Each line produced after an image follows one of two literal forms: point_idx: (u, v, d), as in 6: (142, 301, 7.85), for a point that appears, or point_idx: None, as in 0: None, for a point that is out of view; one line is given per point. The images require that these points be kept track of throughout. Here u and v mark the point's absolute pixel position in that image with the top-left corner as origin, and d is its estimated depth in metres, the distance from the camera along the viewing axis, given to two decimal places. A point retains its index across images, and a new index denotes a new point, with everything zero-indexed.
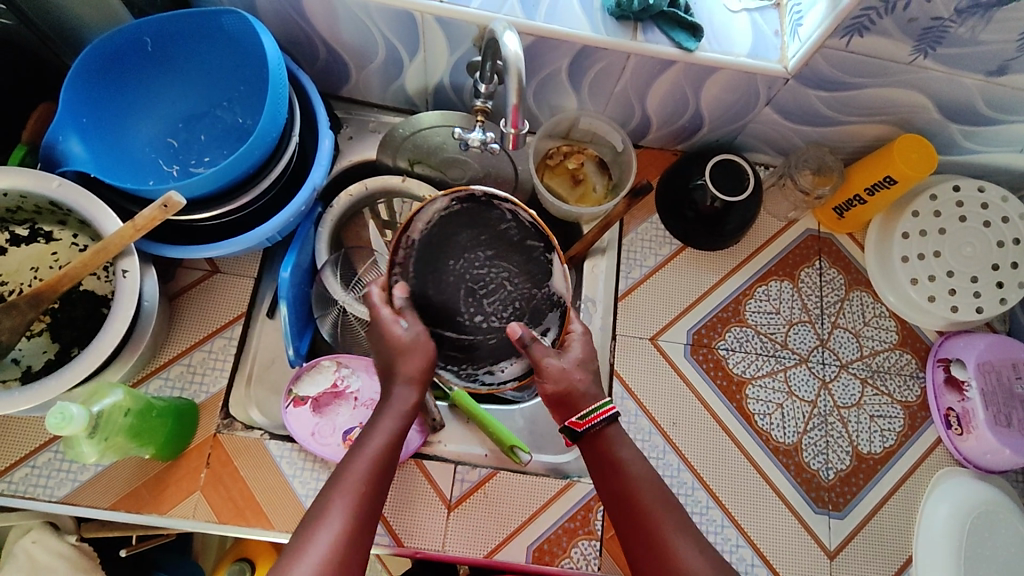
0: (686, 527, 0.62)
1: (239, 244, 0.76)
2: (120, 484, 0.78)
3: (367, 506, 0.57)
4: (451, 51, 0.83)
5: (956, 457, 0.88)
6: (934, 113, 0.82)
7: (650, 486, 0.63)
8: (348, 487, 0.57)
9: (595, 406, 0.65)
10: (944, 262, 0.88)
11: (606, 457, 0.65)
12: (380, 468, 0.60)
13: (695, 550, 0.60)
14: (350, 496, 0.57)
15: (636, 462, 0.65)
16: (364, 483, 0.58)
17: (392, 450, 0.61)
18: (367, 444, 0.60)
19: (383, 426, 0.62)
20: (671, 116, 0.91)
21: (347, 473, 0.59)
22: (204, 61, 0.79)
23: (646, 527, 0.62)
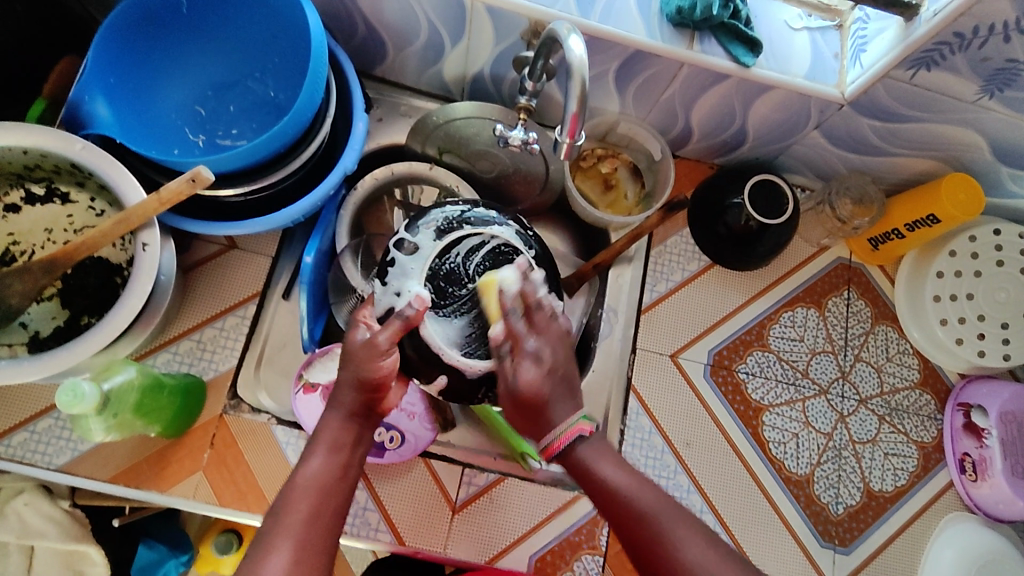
0: (684, 521, 0.57)
1: (263, 224, 0.74)
2: (121, 457, 0.76)
3: (315, 528, 0.53)
4: (497, 42, 0.79)
5: (966, 502, 0.87)
6: (986, 153, 0.80)
7: (631, 493, 0.58)
8: (290, 512, 0.53)
9: (566, 426, 0.58)
10: (976, 304, 0.86)
11: (582, 471, 0.59)
12: (329, 488, 0.56)
13: (693, 542, 0.56)
14: (295, 522, 0.53)
15: (615, 472, 0.59)
16: (309, 505, 0.54)
17: (339, 469, 0.57)
18: (308, 467, 0.57)
19: (323, 443, 0.58)
20: (714, 130, 0.88)
21: (290, 496, 0.55)
22: (238, 28, 0.76)
23: (637, 536, 0.57)
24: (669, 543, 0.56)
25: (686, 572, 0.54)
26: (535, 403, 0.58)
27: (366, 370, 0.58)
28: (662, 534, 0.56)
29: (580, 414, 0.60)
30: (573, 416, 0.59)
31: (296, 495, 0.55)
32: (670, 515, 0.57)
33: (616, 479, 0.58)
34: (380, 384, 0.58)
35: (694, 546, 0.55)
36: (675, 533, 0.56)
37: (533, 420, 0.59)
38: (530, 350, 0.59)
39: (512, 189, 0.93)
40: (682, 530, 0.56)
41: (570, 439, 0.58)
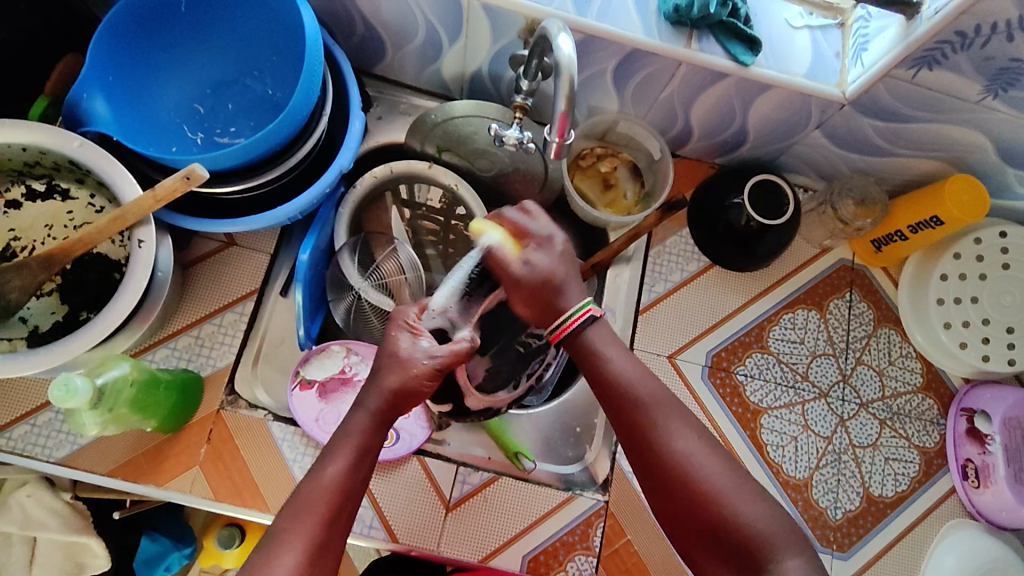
0: (677, 412, 0.60)
1: (260, 222, 0.74)
2: (118, 451, 0.77)
3: (326, 534, 0.53)
4: (495, 40, 0.79)
5: (968, 509, 0.86)
6: (991, 154, 0.78)
7: (632, 383, 0.61)
8: (305, 516, 0.53)
9: (568, 313, 0.65)
10: (982, 308, 0.85)
11: (585, 356, 0.64)
12: (344, 494, 0.55)
13: (685, 435, 0.59)
14: (306, 527, 0.53)
15: (619, 361, 0.62)
16: (325, 509, 0.54)
17: (357, 475, 0.56)
18: (329, 470, 0.56)
19: (346, 449, 0.57)
20: (714, 129, 0.87)
21: (307, 498, 0.54)
22: (236, 26, 0.76)
23: (634, 423, 0.60)
24: (662, 433, 0.59)
25: (677, 460, 0.58)
26: (541, 285, 0.66)
27: (406, 381, 0.59)
28: (655, 423, 0.59)
29: (586, 300, 0.65)
30: (580, 303, 0.65)
31: (311, 500, 0.54)
32: (664, 409, 0.60)
33: (620, 369, 0.62)
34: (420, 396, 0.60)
35: (686, 438, 0.58)
36: (669, 423, 0.59)
37: (542, 306, 0.67)
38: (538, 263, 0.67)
39: (511, 188, 0.93)
40: (677, 421, 0.59)
41: (577, 322, 0.65)
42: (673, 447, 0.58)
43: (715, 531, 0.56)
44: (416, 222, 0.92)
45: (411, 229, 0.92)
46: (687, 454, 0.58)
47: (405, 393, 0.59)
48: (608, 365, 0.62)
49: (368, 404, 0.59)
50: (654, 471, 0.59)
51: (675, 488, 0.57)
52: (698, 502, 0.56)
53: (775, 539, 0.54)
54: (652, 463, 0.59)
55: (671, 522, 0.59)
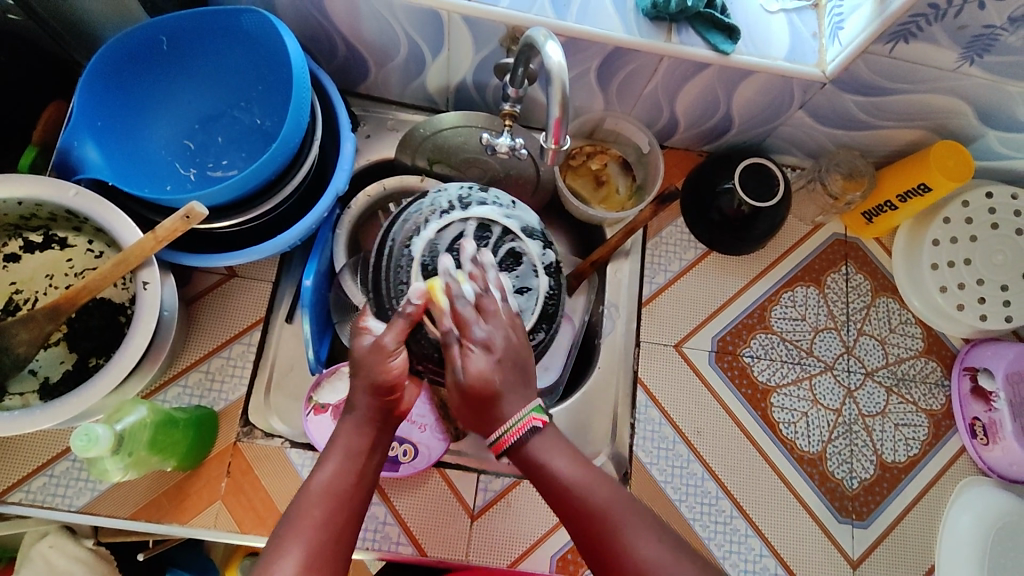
0: (635, 513, 0.54)
1: (260, 252, 0.74)
2: (140, 493, 0.77)
3: (328, 536, 0.51)
4: (477, 50, 0.80)
5: (979, 466, 0.88)
6: (972, 118, 0.80)
7: (587, 488, 0.54)
8: (303, 518, 0.52)
9: (514, 420, 0.55)
10: (975, 269, 0.87)
11: (537, 471, 0.56)
12: (341, 496, 0.54)
13: (648, 537, 0.53)
14: (305, 528, 0.51)
15: (565, 465, 0.55)
16: (323, 511, 0.52)
17: (353, 476, 0.55)
18: (321, 474, 0.55)
19: (338, 449, 0.56)
20: (700, 118, 0.88)
21: (304, 502, 0.53)
22: (220, 60, 0.76)
23: (592, 538, 0.53)
24: (620, 544, 0.52)
25: (639, 568, 0.51)
26: (485, 391, 0.55)
27: (375, 376, 0.57)
28: (612, 537, 0.53)
29: (534, 405, 0.56)
30: (524, 408, 0.55)
31: (307, 503, 0.53)
32: (618, 512, 0.53)
33: (570, 477, 0.55)
34: (393, 388, 0.57)
35: (645, 541, 0.52)
36: (627, 532, 0.53)
37: (483, 410, 0.55)
38: (479, 338, 0.57)
39: (505, 194, 0.93)
40: (636, 525, 0.53)
41: (522, 432, 0.55)
42: (634, 557, 0.52)
43: None
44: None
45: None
46: (652, 560, 0.51)
47: (375, 386, 0.57)
48: (555, 471, 0.55)
49: (355, 407, 0.58)
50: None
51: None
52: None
53: None
54: None
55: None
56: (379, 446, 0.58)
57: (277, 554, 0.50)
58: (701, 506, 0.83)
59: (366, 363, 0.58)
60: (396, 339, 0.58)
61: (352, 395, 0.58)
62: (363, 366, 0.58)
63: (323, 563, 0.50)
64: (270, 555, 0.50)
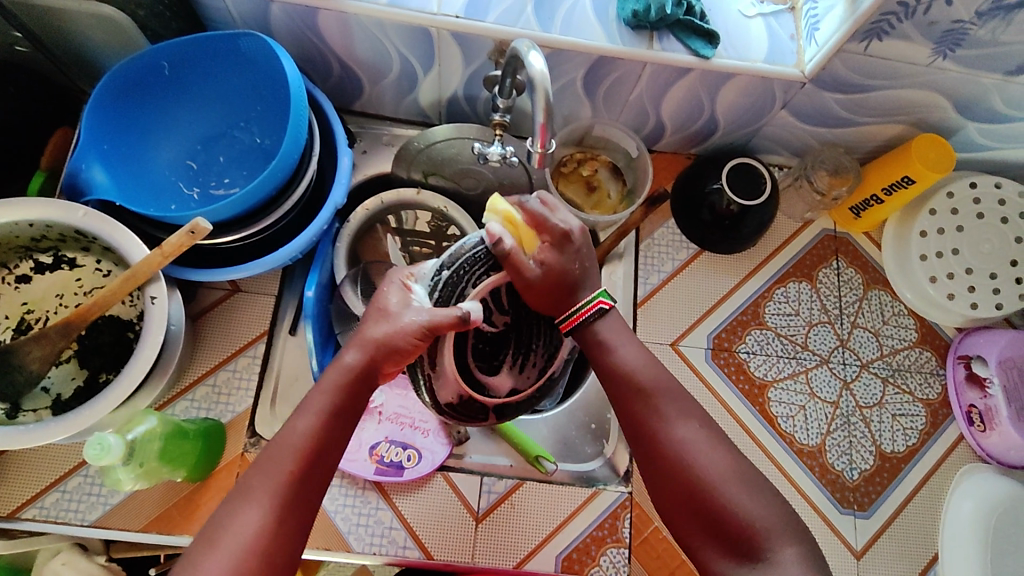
0: (679, 406, 0.62)
1: (264, 265, 0.77)
2: (150, 506, 0.79)
3: (295, 486, 0.55)
4: (467, 65, 0.83)
5: (978, 453, 0.88)
6: (951, 111, 0.82)
7: (640, 375, 0.63)
8: (272, 467, 0.55)
9: (582, 303, 0.66)
10: (962, 259, 0.88)
11: (601, 352, 0.65)
12: (313, 451, 0.56)
13: (686, 424, 0.61)
14: (274, 478, 0.55)
15: (630, 352, 0.65)
16: (292, 463, 0.55)
17: (327, 433, 0.57)
18: (295, 426, 0.57)
19: (317, 405, 0.58)
20: (686, 121, 0.91)
21: (275, 451, 0.56)
22: (221, 82, 0.79)
23: (637, 415, 0.62)
24: (661, 422, 0.61)
25: (676, 449, 0.59)
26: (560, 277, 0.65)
27: (390, 339, 0.58)
28: (660, 417, 0.61)
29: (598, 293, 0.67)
30: (592, 293, 0.66)
31: (279, 454, 0.56)
32: (662, 398, 0.62)
33: (631, 362, 0.64)
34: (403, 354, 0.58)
35: (684, 426, 0.60)
36: (670, 416, 0.61)
37: (552, 294, 0.65)
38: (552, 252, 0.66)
39: None
40: (679, 414, 0.61)
41: (589, 313, 0.66)
42: (675, 435, 0.60)
43: (715, 517, 0.56)
44: (411, 248, 0.94)
45: (408, 256, 0.93)
46: (689, 441, 0.60)
47: (381, 347, 0.58)
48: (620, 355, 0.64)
49: (340, 363, 0.60)
50: (653, 460, 0.60)
51: (676, 475, 0.59)
52: (693, 486, 0.58)
53: (774, 528, 0.55)
54: (655, 453, 0.60)
55: (667, 504, 0.60)
56: (358, 405, 0.60)
57: (243, 499, 0.54)
58: None
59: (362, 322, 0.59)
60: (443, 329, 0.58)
61: (345, 351, 0.60)
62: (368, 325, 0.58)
63: (284, 514, 0.54)
64: (235, 501, 0.54)
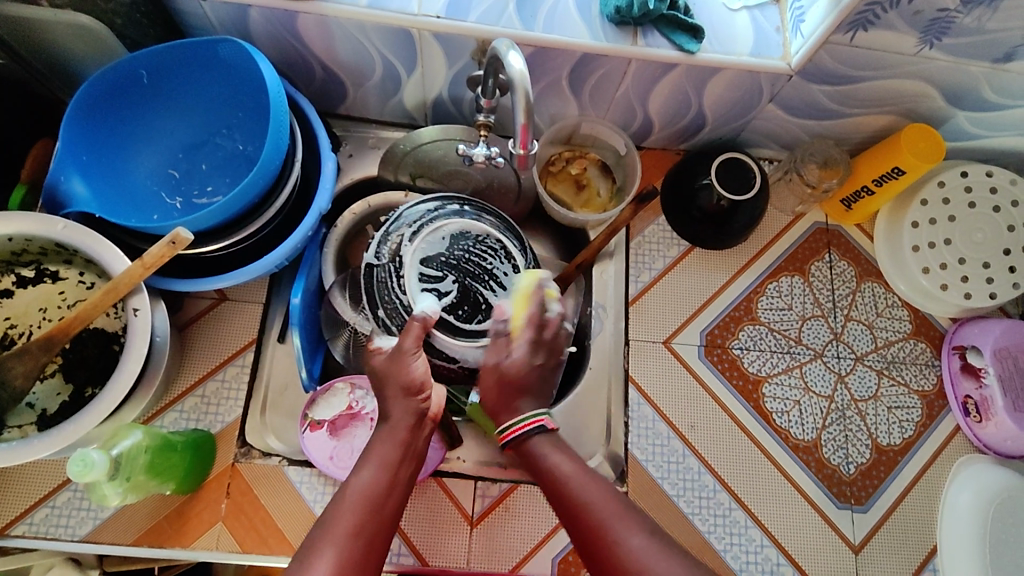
0: (626, 511, 0.55)
1: (249, 273, 0.76)
2: (141, 519, 0.78)
3: (359, 545, 0.51)
4: (450, 65, 0.82)
5: (975, 444, 0.88)
6: (940, 101, 0.81)
7: (578, 484, 0.57)
8: (335, 526, 0.52)
9: (521, 418, 0.60)
10: (955, 249, 0.88)
11: (536, 466, 0.60)
12: (377, 505, 0.54)
13: (635, 532, 0.53)
14: (337, 537, 0.51)
15: (562, 462, 0.59)
16: (354, 521, 0.52)
17: (386, 486, 0.55)
18: (356, 481, 0.55)
19: (376, 457, 0.56)
20: (674, 117, 0.90)
21: (336, 509, 0.53)
22: (201, 89, 0.78)
23: (582, 527, 0.55)
24: (612, 533, 0.53)
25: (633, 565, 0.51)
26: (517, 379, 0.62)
27: (399, 379, 0.60)
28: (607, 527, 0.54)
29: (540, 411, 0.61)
30: (535, 410, 0.61)
31: (340, 511, 0.53)
32: (607, 505, 0.55)
33: (567, 471, 0.58)
34: (420, 387, 0.60)
35: (636, 534, 0.53)
36: (617, 526, 0.54)
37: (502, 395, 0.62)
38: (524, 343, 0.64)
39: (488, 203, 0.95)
40: (626, 522, 0.54)
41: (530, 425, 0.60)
42: (624, 548, 0.52)
43: None
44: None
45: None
46: (640, 551, 0.52)
47: (403, 387, 0.60)
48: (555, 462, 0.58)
49: (392, 417, 0.59)
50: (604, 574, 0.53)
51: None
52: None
53: None
54: (610, 575, 0.52)
55: None
56: (411, 455, 0.59)
57: (312, 556, 0.50)
58: (700, 500, 0.83)
59: (390, 369, 0.61)
60: (415, 343, 0.62)
61: (386, 406, 0.60)
62: (387, 376, 0.61)
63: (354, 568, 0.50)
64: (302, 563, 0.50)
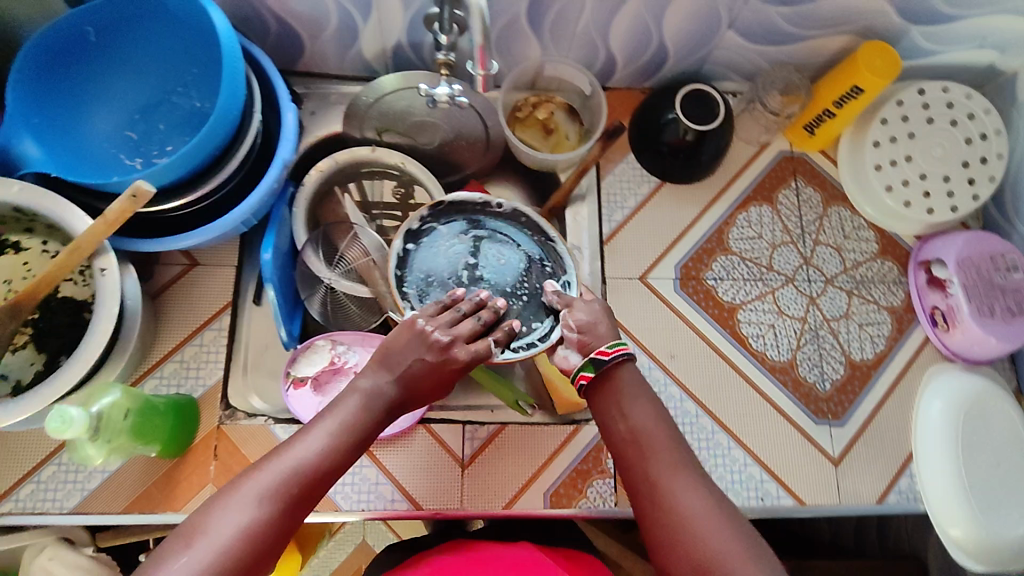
0: (686, 467, 0.59)
1: (216, 229, 0.75)
2: (130, 487, 0.77)
3: (287, 503, 0.54)
4: (406, 8, 0.80)
5: (945, 352, 0.91)
6: (894, 16, 0.82)
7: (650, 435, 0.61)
8: (266, 477, 0.54)
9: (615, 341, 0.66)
10: (916, 165, 0.90)
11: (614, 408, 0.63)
12: (316, 477, 0.56)
13: (686, 482, 0.57)
14: (266, 485, 0.54)
15: (641, 414, 0.63)
16: (290, 484, 0.55)
17: (330, 465, 0.58)
18: (302, 446, 0.57)
19: (325, 430, 0.59)
20: (636, 51, 0.90)
21: (273, 464, 0.56)
22: (153, 46, 0.76)
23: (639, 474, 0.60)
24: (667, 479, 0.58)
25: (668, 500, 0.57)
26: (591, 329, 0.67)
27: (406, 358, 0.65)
28: (661, 483, 0.58)
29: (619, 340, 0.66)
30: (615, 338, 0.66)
31: (279, 468, 0.55)
32: (670, 466, 0.59)
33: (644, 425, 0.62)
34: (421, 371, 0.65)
35: (692, 493, 0.57)
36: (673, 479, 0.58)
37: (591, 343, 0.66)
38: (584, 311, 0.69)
39: (457, 153, 0.95)
40: (678, 475, 0.58)
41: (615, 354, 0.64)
42: (671, 496, 0.57)
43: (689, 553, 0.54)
44: (380, 221, 0.92)
45: (378, 231, 0.92)
46: (683, 504, 0.56)
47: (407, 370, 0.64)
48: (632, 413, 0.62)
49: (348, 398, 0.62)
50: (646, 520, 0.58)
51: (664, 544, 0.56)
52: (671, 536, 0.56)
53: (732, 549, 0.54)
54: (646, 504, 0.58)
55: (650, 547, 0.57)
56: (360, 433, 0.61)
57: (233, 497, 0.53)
58: (684, 425, 0.85)
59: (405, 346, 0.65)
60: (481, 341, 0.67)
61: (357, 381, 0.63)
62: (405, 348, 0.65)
63: (274, 520, 0.53)
64: (231, 490, 0.53)
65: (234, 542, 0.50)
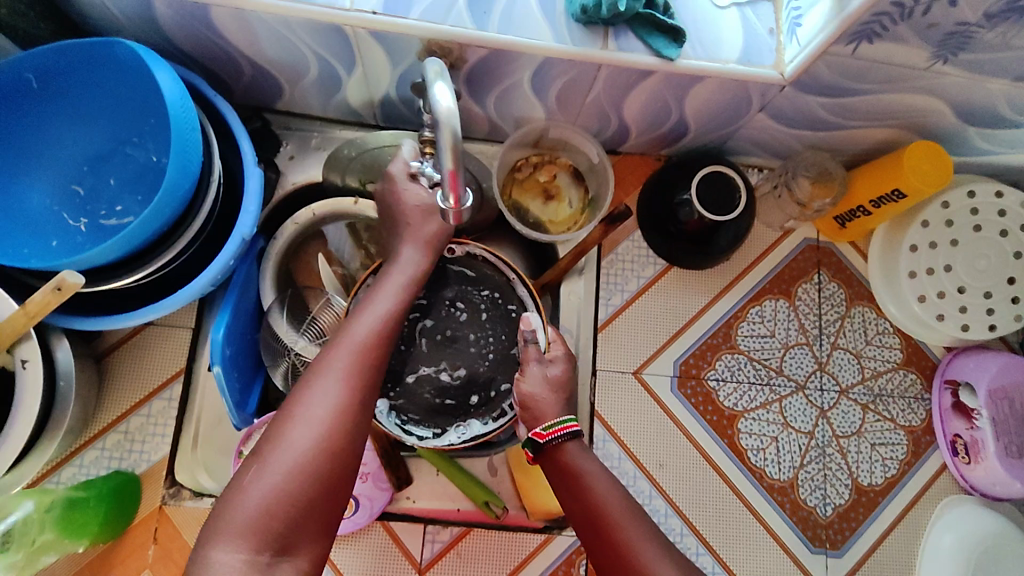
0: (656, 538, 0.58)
1: (165, 308, 0.67)
2: (60, 568, 0.72)
3: (319, 455, 0.52)
4: (394, 65, 0.71)
5: (962, 484, 0.82)
6: (951, 116, 0.71)
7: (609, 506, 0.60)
8: (286, 437, 0.52)
9: (556, 420, 0.65)
10: (955, 277, 0.79)
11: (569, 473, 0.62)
12: (337, 423, 0.54)
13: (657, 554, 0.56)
14: (289, 446, 0.52)
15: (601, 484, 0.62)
16: (311, 437, 0.53)
17: (351, 407, 0.55)
18: (317, 397, 0.55)
19: (337, 372, 0.56)
20: (653, 122, 0.80)
21: (289, 422, 0.53)
22: (106, 94, 0.68)
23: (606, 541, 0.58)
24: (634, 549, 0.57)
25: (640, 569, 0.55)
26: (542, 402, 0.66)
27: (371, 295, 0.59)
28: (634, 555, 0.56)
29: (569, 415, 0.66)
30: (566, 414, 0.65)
31: (296, 424, 0.53)
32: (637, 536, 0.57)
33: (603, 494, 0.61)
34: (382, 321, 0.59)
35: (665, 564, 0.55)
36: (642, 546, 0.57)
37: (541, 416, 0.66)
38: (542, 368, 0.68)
39: None
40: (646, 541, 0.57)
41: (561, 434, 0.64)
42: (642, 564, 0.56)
43: None
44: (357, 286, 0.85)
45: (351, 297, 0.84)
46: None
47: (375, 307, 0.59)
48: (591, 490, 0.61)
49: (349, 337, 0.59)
50: None
51: None
52: None
53: None
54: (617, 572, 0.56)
55: None
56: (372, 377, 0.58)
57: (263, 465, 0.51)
58: None
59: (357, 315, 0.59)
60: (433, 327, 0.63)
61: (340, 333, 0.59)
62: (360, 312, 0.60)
63: (343, 428, 0.54)
64: (259, 460, 0.51)
65: (271, 511, 0.49)
